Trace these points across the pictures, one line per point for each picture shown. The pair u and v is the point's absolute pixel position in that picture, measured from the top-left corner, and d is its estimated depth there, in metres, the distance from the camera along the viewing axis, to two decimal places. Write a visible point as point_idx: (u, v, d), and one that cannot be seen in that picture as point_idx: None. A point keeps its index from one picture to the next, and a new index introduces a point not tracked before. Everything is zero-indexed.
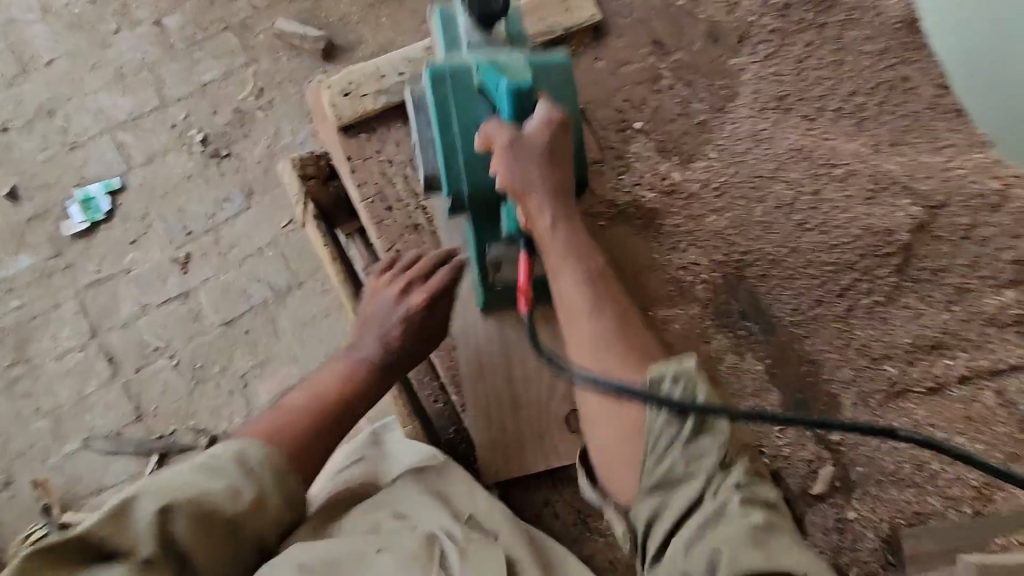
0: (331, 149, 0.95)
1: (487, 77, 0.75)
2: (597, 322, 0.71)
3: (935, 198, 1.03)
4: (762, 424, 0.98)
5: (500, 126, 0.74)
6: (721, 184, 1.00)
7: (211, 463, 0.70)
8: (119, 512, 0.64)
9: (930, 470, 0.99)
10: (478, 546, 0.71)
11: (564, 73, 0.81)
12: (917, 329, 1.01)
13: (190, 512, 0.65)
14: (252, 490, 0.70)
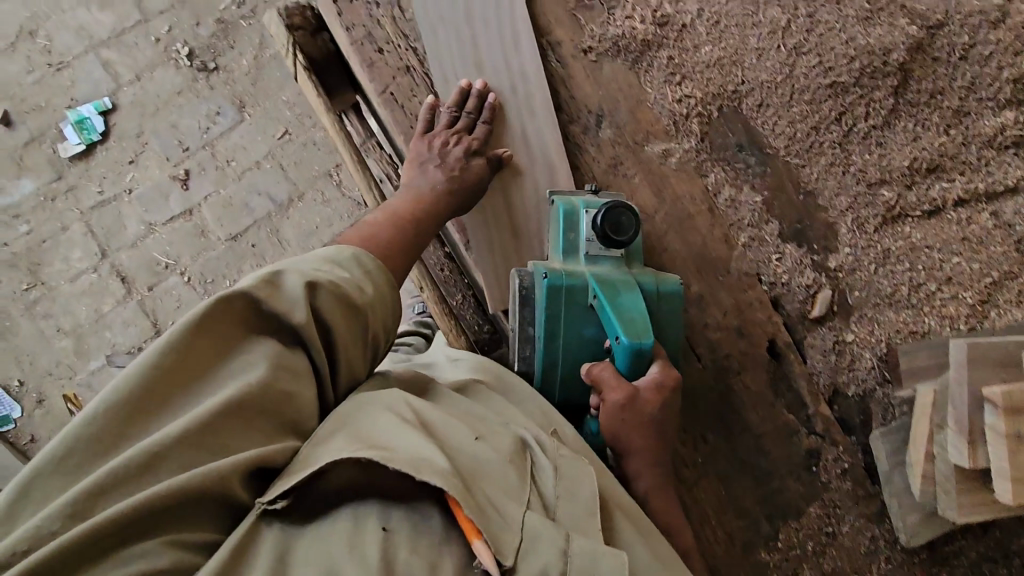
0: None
1: (601, 307, 0.80)
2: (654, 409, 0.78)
3: (935, 17, 1.00)
4: (760, 254, 0.99)
5: (609, 367, 0.79)
6: (713, 13, 0.98)
7: (338, 258, 0.66)
8: (273, 279, 0.59)
9: (926, 292, 1.01)
10: (567, 462, 0.67)
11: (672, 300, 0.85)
12: (914, 151, 1.00)
13: (335, 296, 0.62)
14: (374, 288, 0.67)
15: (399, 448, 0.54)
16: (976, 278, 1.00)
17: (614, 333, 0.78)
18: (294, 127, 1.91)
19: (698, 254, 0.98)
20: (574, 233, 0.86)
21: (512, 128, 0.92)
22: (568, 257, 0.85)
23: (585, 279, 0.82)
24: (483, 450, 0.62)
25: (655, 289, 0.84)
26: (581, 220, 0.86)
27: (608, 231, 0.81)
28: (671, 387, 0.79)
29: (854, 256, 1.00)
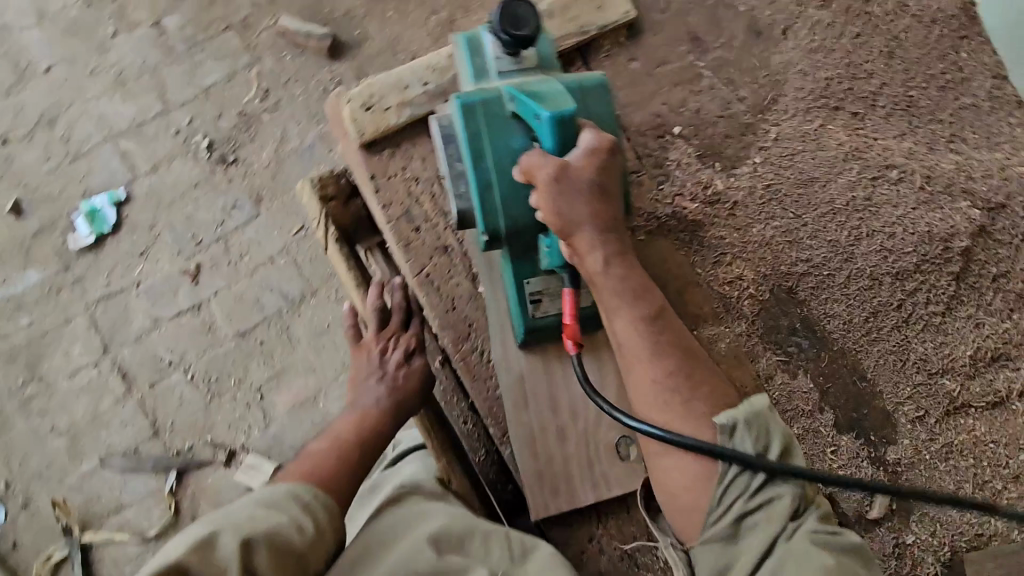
0: (351, 166, 0.89)
1: (520, 102, 0.70)
2: (655, 363, 0.69)
3: (996, 199, 0.96)
4: (814, 446, 0.92)
5: (541, 156, 0.69)
6: (767, 190, 0.93)
7: (269, 499, 0.70)
8: (205, 542, 0.63)
9: (992, 490, 0.94)
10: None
11: (600, 86, 0.76)
12: (978, 339, 0.94)
13: (269, 541, 0.65)
14: (314, 524, 0.70)
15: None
16: None
17: (532, 114, 0.69)
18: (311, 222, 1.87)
19: None
20: (482, 55, 0.79)
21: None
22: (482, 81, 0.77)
23: (497, 88, 0.74)
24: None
25: (576, 82, 0.75)
26: (485, 40, 0.78)
27: (505, 25, 0.73)
28: (607, 149, 0.69)
29: (914, 450, 0.94)
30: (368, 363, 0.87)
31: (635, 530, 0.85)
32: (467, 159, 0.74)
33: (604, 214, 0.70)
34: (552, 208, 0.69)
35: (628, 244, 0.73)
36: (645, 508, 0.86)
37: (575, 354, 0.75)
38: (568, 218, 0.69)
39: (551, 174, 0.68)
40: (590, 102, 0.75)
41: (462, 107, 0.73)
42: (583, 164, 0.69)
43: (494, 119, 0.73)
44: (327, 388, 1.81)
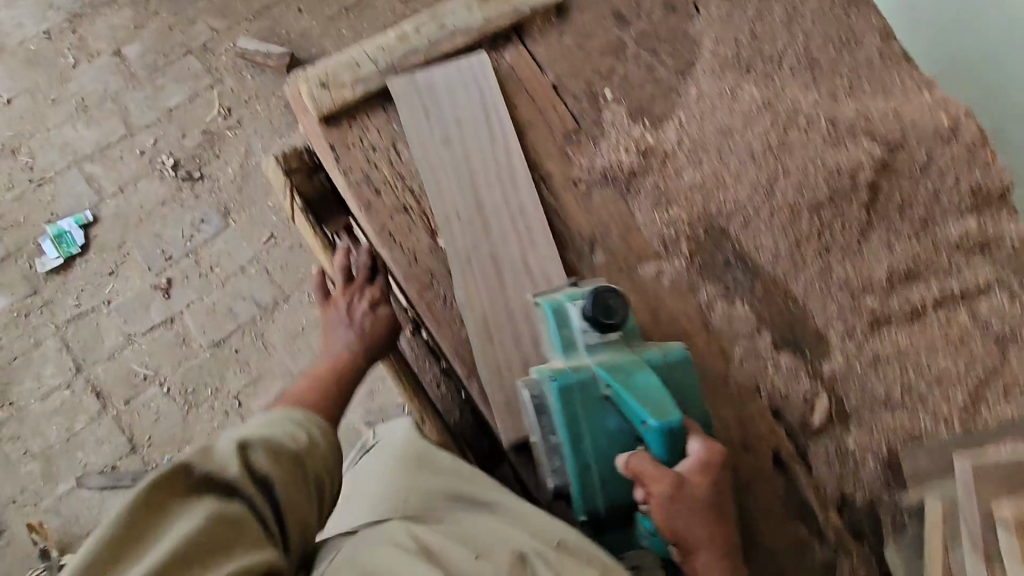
0: (310, 138, 0.97)
1: (623, 399, 0.78)
2: (714, 544, 0.81)
3: (894, 136, 1.08)
4: (757, 367, 1.01)
5: (650, 458, 0.78)
6: (693, 141, 1.04)
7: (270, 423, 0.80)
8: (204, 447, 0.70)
9: (919, 392, 1.04)
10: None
11: (683, 374, 0.86)
12: (891, 259, 1.06)
13: (269, 448, 0.75)
14: (307, 437, 0.81)
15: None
16: (963, 377, 1.04)
17: (638, 417, 0.78)
18: (280, 231, 1.93)
19: (698, 371, 0.99)
20: (568, 327, 0.85)
21: (514, 257, 0.94)
22: (564, 344, 0.85)
23: (591, 368, 0.82)
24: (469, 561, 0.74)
25: (662, 360, 0.85)
26: (569, 312, 0.86)
27: (598, 312, 0.82)
28: (716, 460, 0.79)
29: (846, 363, 1.04)
30: (338, 315, 1.00)
31: None
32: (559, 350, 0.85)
33: (704, 479, 0.79)
34: (665, 479, 0.77)
35: (715, 459, 0.80)
36: None
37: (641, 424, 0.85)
38: (669, 480, 0.77)
39: (665, 490, 0.77)
40: (679, 383, 0.86)
41: (554, 314, 0.85)
42: (695, 474, 0.79)
43: (593, 405, 0.82)
44: None
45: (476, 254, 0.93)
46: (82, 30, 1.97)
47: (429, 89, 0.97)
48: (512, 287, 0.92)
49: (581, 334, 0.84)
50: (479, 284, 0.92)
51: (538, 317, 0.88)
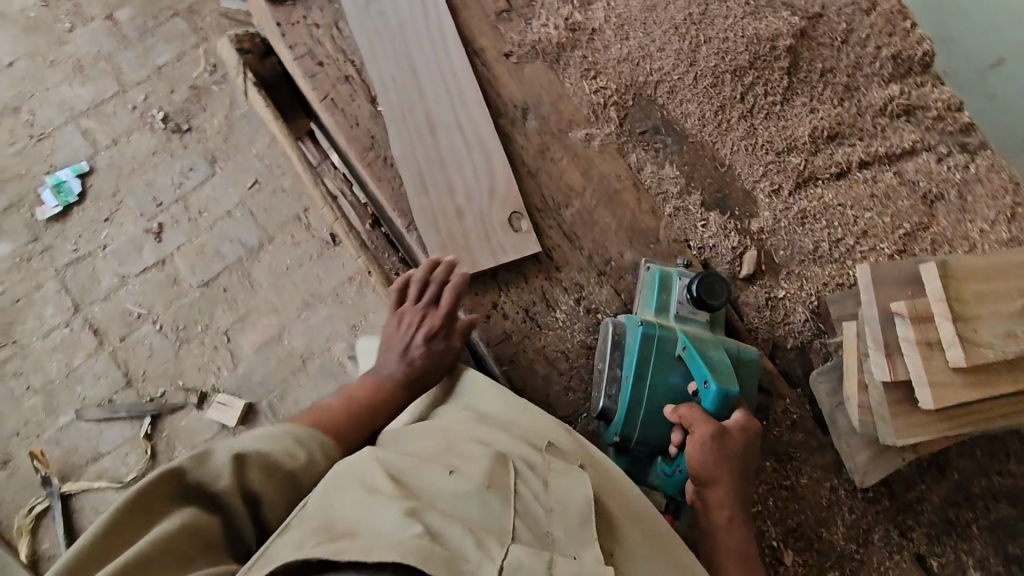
0: (260, 21, 1.07)
1: (695, 359, 0.85)
2: (722, 472, 0.79)
3: (812, 10, 1.14)
4: (687, 224, 1.06)
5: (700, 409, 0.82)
6: (619, 18, 1.11)
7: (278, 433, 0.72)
8: (202, 455, 0.65)
9: (847, 246, 1.08)
10: (560, 477, 0.65)
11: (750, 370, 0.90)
12: (814, 121, 1.11)
13: (263, 463, 0.67)
14: (308, 454, 0.71)
15: (358, 528, 0.52)
16: (890, 231, 1.08)
17: (702, 376, 0.84)
18: (264, 177, 2.03)
19: (628, 225, 1.04)
20: (668, 293, 0.95)
21: (447, 118, 1.01)
22: (662, 304, 0.94)
23: (677, 331, 0.89)
24: (456, 479, 0.59)
25: (737, 352, 0.90)
26: (676, 284, 0.95)
27: (705, 289, 0.90)
28: (754, 431, 0.82)
29: (773, 219, 1.08)
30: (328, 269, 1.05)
31: (535, 297, 0.99)
32: (651, 307, 0.94)
33: (739, 432, 0.81)
34: (701, 416, 0.81)
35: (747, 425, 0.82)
36: (540, 277, 1.00)
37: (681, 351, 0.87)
38: (703, 425, 0.80)
39: (706, 424, 0.80)
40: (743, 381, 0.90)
41: (658, 281, 0.95)
42: (735, 431, 0.81)
43: (664, 358, 0.87)
44: (290, 326, 1.92)
45: (412, 113, 1.00)
46: None
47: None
48: (446, 144, 1.00)
49: (677, 304, 0.93)
50: (415, 143, 0.99)
51: (643, 282, 0.98)
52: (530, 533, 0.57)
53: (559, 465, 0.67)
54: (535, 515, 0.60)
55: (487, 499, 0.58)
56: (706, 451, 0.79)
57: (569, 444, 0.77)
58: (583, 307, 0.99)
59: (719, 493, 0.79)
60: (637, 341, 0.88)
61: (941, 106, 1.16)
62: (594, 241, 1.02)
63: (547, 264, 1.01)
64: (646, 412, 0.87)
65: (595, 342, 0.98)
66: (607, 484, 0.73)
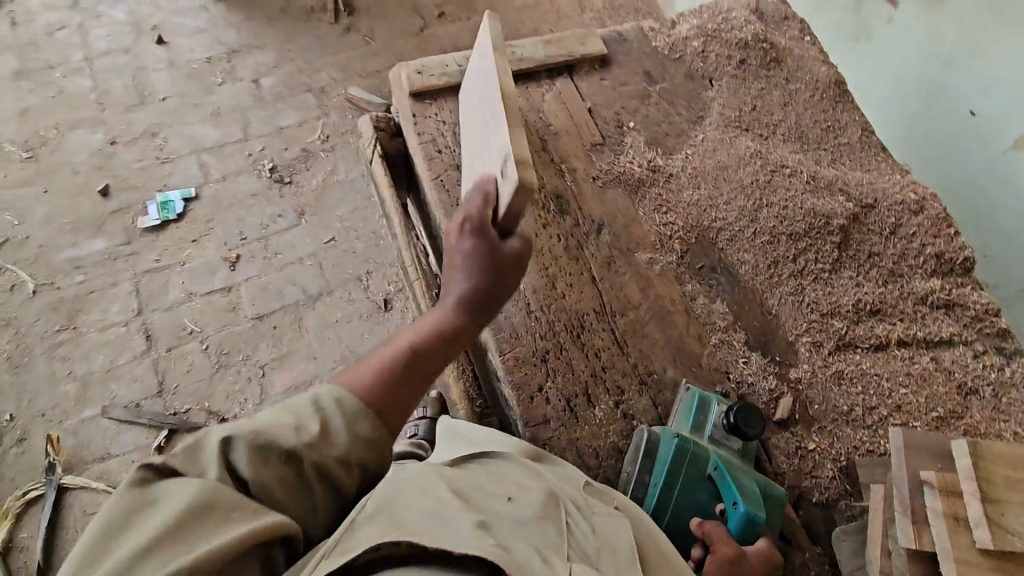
0: (399, 109, 1.29)
1: (726, 482, 0.89)
2: None
3: (867, 199, 1.28)
4: (729, 357, 1.13)
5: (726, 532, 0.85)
6: (695, 170, 1.29)
7: (287, 406, 0.75)
8: (193, 445, 0.69)
9: (879, 415, 1.11)
10: (603, 520, 0.73)
11: (779, 508, 0.93)
12: (859, 294, 1.20)
13: (253, 442, 0.69)
14: (318, 424, 0.73)
15: (428, 530, 0.60)
16: (923, 410, 1.12)
17: (731, 498, 0.88)
18: (341, 236, 2.23)
19: (674, 344, 1.12)
20: (705, 414, 1.00)
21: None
22: (699, 422, 1.00)
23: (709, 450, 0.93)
24: (516, 508, 0.68)
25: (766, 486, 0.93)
26: (713, 407, 1.01)
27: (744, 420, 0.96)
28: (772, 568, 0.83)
29: (812, 372, 1.14)
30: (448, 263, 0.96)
31: (578, 390, 1.05)
32: (689, 424, 1.00)
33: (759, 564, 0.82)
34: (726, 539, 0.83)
35: (768, 560, 0.83)
36: (586, 372, 1.07)
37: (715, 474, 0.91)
38: (727, 549, 0.81)
39: (728, 548, 0.81)
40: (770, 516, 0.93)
41: (698, 401, 1.01)
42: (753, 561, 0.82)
43: (696, 474, 0.92)
44: (323, 375, 2.00)
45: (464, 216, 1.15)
46: (235, 62, 2.51)
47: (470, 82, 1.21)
48: None
49: (712, 427, 0.99)
50: None
51: (681, 399, 1.03)
52: (583, 563, 0.64)
53: (600, 508, 0.75)
54: (586, 550, 0.67)
55: (545, 527, 0.66)
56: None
57: (605, 491, 0.83)
58: (621, 411, 1.05)
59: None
60: (671, 452, 0.92)
61: (981, 308, 1.23)
62: (641, 352, 1.10)
63: (595, 362, 1.08)
64: (669, 524, 0.91)
65: (627, 446, 1.02)
66: (642, 528, 0.77)
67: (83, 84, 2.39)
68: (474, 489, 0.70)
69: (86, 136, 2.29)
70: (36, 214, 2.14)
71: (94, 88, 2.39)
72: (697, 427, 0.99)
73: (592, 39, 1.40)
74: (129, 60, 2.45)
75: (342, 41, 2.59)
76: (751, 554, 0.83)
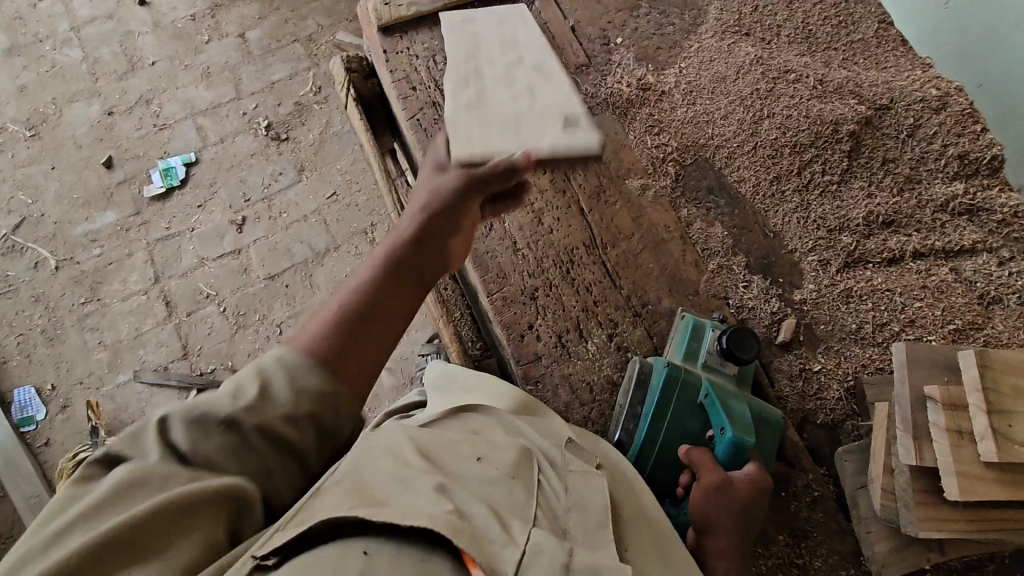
0: (370, 47, 1.23)
1: (714, 407, 0.88)
2: (728, 532, 0.79)
3: (881, 101, 1.17)
4: (728, 281, 1.08)
5: (711, 457, 0.84)
6: (689, 85, 1.20)
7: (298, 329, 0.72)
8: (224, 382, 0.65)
9: (890, 331, 1.04)
10: (579, 478, 0.69)
11: (773, 434, 0.91)
12: (871, 205, 1.10)
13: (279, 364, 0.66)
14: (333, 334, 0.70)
15: (389, 495, 0.58)
16: (939, 323, 1.04)
17: (719, 423, 0.87)
18: (342, 190, 2.21)
19: (669, 273, 1.08)
20: (699, 340, 0.98)
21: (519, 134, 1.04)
22: (692, 348, 0.97)
23: (699, 378, 0.91)
24: (484, 468, 0.65)
25: (760, 413, 0.91)
26: (707, 334, 0.98)
27: (739, 345, 0.93)
28: (764, 491, 0.82)
29: (817, 291, 1.07)
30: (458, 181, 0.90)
31: (570, 325, 1.03)
32: (681, 351, 0.97)
33: (749, 492, 0.81)
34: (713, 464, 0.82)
35: (759, 484, 0.83)
36: (577, 308, 1.04)
37: (705, 400, 0.90)
38: (717, 478, 0.81)
39: (716, 476, 0.81)
40: (764, 442, 0.91)
41: (692, 327, 0.98)
42: (742, 483, 0.82)
43: (686, 402, 0.90)
44: None
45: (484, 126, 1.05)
46: (219, 17, 2.43)
47: (473, 22, 1.19)
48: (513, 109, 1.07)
49: (707, 352, 0.96)
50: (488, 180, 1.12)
51: (676, 328, 1.01)
52: (549, 528, 0.62)
53: (577, 466, 0.72)
54: (554, 514, 0.64)
55: (512, 490, 0.64)
56: (712, 501, 0.80)
57: (587, 445, 0.80)
58: (614, 343, 1.02)
59: (720, 544, 0.79)
60: (663, 382, 0.90)
61: (1009, 211, 1.11)
62: (634, 284, 1.07)
63: (586, 297, 1.05)
64: (657, 454, 0.90)
65: (621, 379, 1.00)
66: (624, 490, 0.75)
67: (74, 56, 2.37)
68: (443, 447, 0.68)
69: (83, 108, 2.29)
70: (48, 190, 2.19)
71: (85, 59, 2.36)
72: (690, 354, 0.97)
73: None
74: (114, 26, 2.41)
75: None
76: (744, 477, 0.83)
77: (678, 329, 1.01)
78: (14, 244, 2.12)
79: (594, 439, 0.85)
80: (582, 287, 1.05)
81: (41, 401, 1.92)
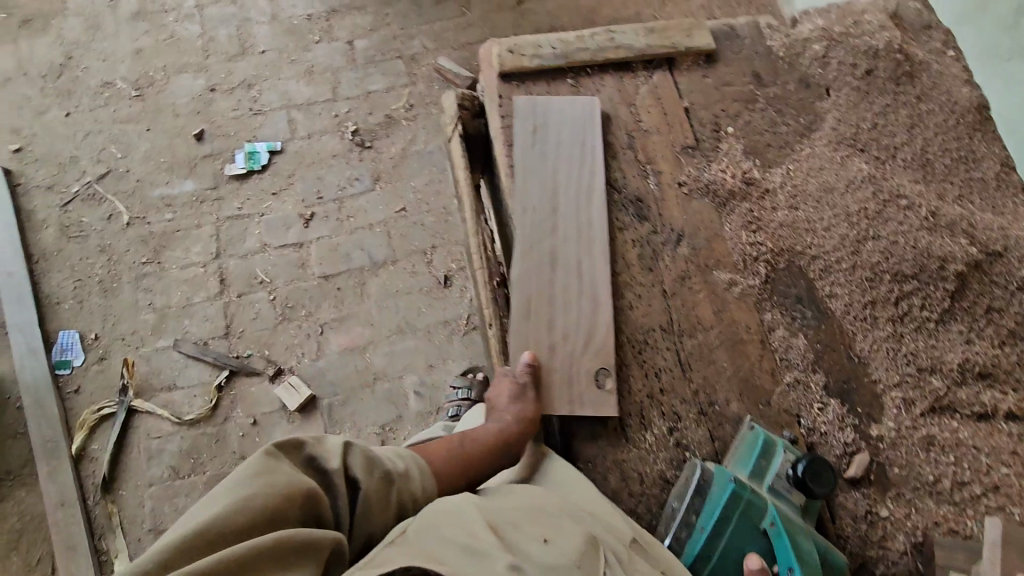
0: (485, 88, 1.26)
1: (781, 542, 0.85)
2: None
3: (994, 246, 1.11)
4: (803, 399, 1.03)
5: None
6: (795, 189, 1.17)
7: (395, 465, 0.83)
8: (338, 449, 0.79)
9: (971, 492, 0.97)
10: None
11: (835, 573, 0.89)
12: (967, 353, 1.05)
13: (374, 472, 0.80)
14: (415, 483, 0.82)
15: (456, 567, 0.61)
16: None
17: (786, 562, 0.84)
18: (411, 207, 2.24)
19: (742, 376, 1.03)
20: (768, 458, 0.93)
21: (571, 251, 1.09)
22: (760, 465, 0.92)
23: (768, 505, 0.88)
24: (552, 552, 0.65)
25: (825, 552, 0.88)
26: (778, 453, 0.93)
27: (812, 478, 0.88)
28: None
29: (897, 431, 1.01)
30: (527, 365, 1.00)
31: (631, 408, 1.00)
32: (748, 465, 0.92)
33: None
34: None
35: None
36: (641, 391, 1.01)
37: (773, 532, 0.86)
38: None
39: None
40: None
41: (762, 443, 0.93)
42: None
43: (750, 528, 0.87)
44: (377, 341, 2.05)
45: (539, 243, 1.09)
46: (333, 21, 2.54)
47: (542, 114, 1.19)
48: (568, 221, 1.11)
49: (775, 474, 0.92)
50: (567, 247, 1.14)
51: (742, 438, 0.96)
52: None
53: (639, 566, 0.72)
54: None
55: None
56: None
57: (648, 543, 0.79)
58: (673, 438, 0.98)
59: None
60: (727, 503, 0.87)
61: None
62: (704, 379, 1.02)
63: (653, 382, 1.01)
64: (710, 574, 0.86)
65: (675, 477, 0.95)
66: None
67: (193, 31, 2.50)
68: (507, 519, 0.70)
69: (189, 81, 2.40)
70: (138, 149, 2.28)
71: (202, 36, 2.49)
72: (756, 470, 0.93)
73: (700, 31, 1.29)
74: (235, 11, 2.54)
75: (437, 10, 2.56)
76: None
77: (744, 438, 0.96)
78: (95, 193, 2.21)
79: (652, 538, 0.83)
80: (649, 370, 1.02)
81: (82, 348, 1.96)
